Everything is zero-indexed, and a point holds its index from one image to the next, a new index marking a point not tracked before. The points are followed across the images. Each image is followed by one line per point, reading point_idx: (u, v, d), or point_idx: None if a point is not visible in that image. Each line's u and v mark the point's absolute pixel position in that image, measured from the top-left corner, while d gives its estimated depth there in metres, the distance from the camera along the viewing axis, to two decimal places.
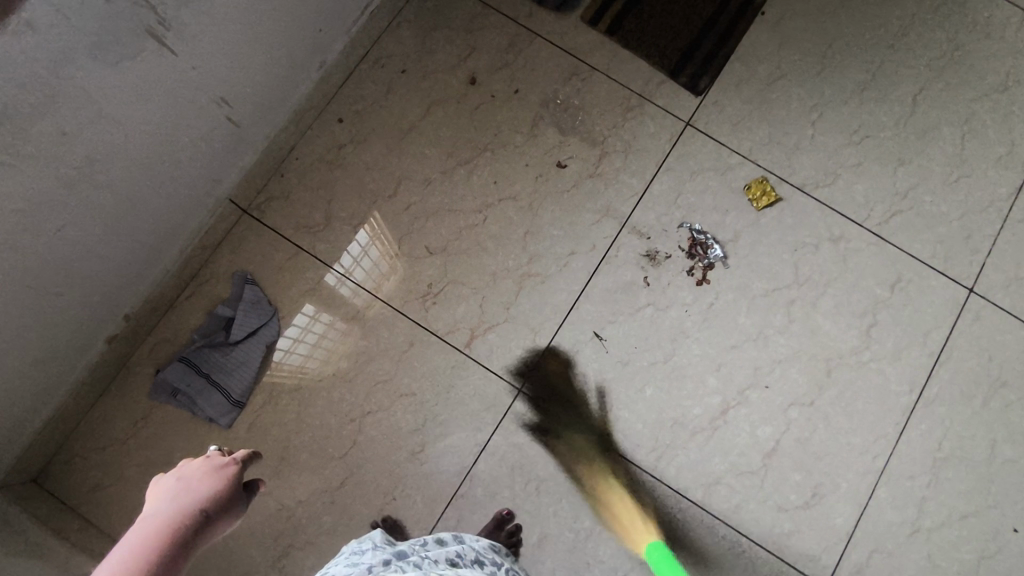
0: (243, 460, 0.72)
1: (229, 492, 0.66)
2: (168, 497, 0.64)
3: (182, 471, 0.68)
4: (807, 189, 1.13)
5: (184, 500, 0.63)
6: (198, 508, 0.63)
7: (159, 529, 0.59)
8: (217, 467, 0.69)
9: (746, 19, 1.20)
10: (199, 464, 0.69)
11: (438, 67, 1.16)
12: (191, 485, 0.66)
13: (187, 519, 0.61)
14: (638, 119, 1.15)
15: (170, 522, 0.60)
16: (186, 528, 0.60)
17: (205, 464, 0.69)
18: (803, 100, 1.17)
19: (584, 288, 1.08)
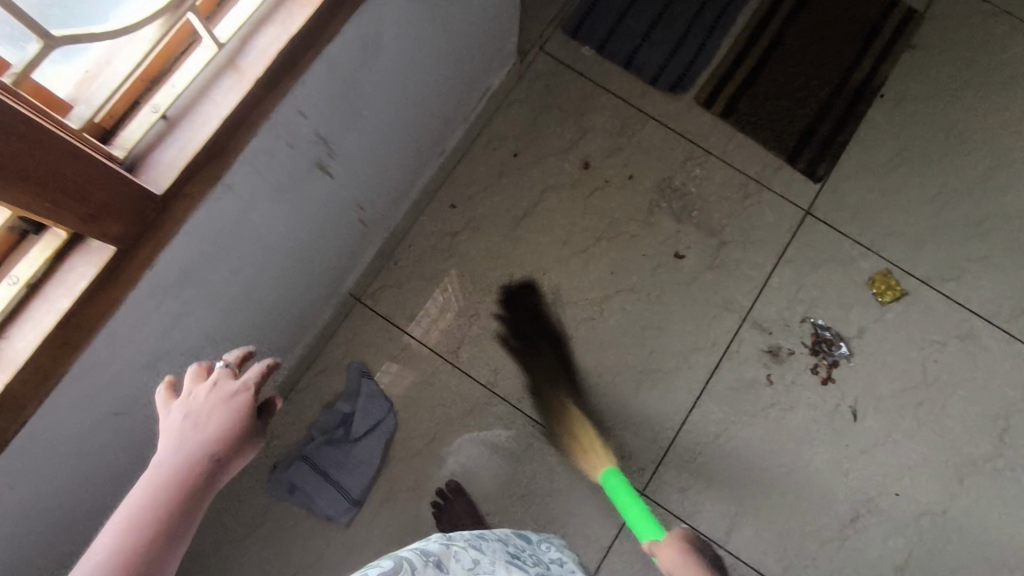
0: (257, 377, 0.51)
1: (242, 415, 0.48)
2: (174, 436, 0.47)
3: (184, 398, 0.49)
4: (933, 282, 1.09)
5: (189, 444, 0.47)
6: (208, 450, 0.47)
7: (156, 500, 0.44)
8: (219, 394, 0.49)
9: (865, 102, 1.16)
10: (204, 386, 0.50)
11: (551, 150, 1.14)
12: (198, 421, 0.48)
13: (193, 473, 0.46)
14: (757, 207, 1.12)
15: (174, 487, 0.45)
16: (195, 486, 0.46)
17: (209, 388, 0.49)
18: (926, 189, 1.13)
19: (705, 384, 1.06)
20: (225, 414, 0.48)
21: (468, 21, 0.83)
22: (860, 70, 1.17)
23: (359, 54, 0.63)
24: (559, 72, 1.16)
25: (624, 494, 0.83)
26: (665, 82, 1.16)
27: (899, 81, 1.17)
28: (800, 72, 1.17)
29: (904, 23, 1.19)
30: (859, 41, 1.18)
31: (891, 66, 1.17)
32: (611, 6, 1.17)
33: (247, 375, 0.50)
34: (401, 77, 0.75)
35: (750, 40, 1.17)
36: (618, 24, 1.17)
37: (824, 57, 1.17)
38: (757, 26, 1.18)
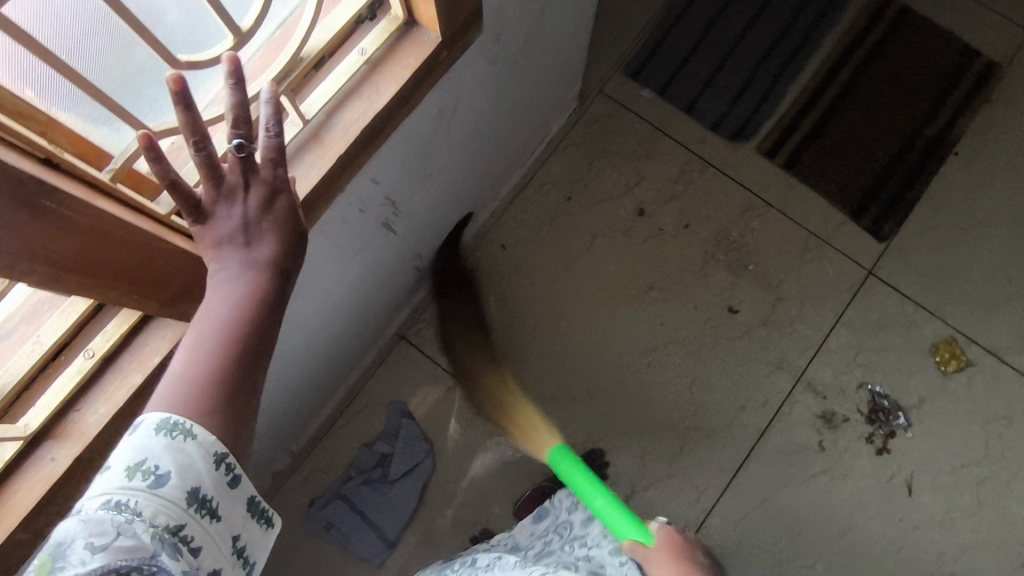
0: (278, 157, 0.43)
1: (293, 211, 0.45)
2: (229, 254, 0.44)
3: (222, 209, 0.43)
4: (1001, 354, 1.04)
5: (250, 256, 0.44)
6: (271, 257, 0.45)
7: (210, 381, 0.43)
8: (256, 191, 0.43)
9: (938, 158, 1.11)
10: (232, 183, 0.43)
11: (605, 195, 1.12)
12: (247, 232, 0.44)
13: (266, 278, 0.45)
14: (817, 264, 1.08)
15: (231, 356, 0.44)
16: (268, 296, 0.45)
17: (226, 246, 0.44)
18: (999, 253, 1.08)
19: (753, 447, 1.02)
20: (278, 214, 0.44)
21: (536, 73, 0.82)
22: (935, 124, 1.12)
23: (433, 118, 0.62)
24: (617, 117, 1.15)
25: (578, 477, 0.86)
26: (726, 130, 1.14)
27: (976, 137, 1.12)
28: (869, 124, 1.12)
29: (986, 78, 1.13)
30: (936, 93, 1.13)
31: (970, 122, 1.12)
32: (674, 52, 1.17)
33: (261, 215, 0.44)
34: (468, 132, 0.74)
35: (818, 90, 1.14)
36: (681, 70, 1.16)
37: (896, 110, 1.13)
38: (825, 75, 1.15)
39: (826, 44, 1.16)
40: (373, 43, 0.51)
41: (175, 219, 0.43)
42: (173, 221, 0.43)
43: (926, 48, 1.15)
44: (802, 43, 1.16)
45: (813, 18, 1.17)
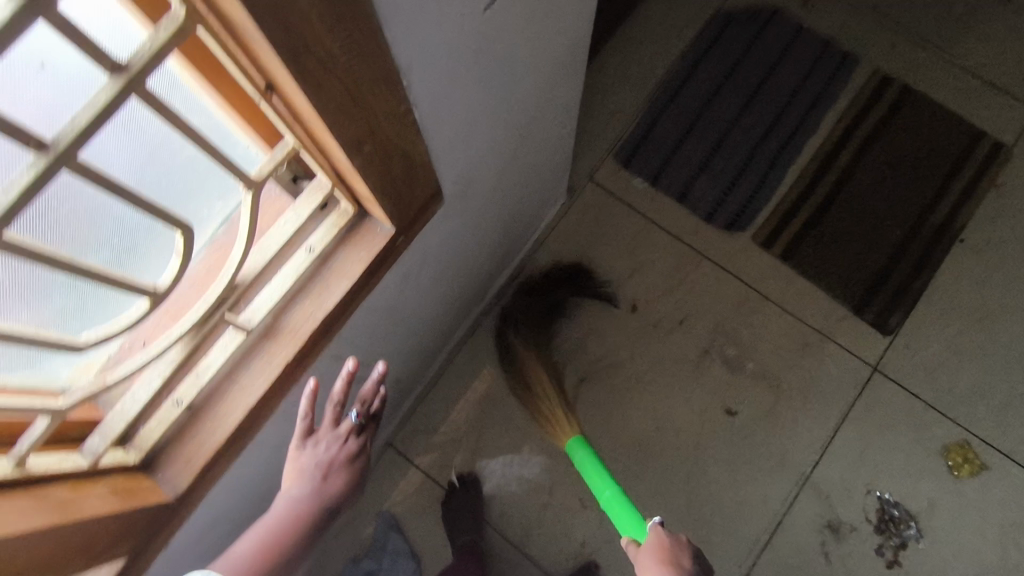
0: (365, 444, 0.60)
1: (357, 478, 0.59)
2: (309, 477, 0.57)
3: (324, 439, 0.58)
4: (1018, 457, 0.99)
5: (322, 487, 0.57)
6: (334, 497, 0.57)
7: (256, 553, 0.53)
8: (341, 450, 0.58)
9: (945, 245, 1.06)
10: (330, 436, 0.58)
11: (596, 288, 1.08)
12: (329, 469, 0.58)
13: (321, 510, 0.57)
14: (818, 360, 1.04)
15: (280, 536, 0.54)
16: (313, 522, 0.56)
17: (318, 455, 0.58)
18: (1011, 347, 1.03)
19: (757, 559, 0.97)
20: (344, 470, 0.58)
21: (515, 195, 0.79)
22: (940, 209, 1.08)
23: (397, 282, 0.60)
24: (608, 206, 1.12)
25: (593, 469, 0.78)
26: (722, 219, 1.10)
27: (983, 224, 1.07)
28: (871, 210, 1.08)
29: (989, 159, 1.09)
30: (940, 178, 1.09)
31: (976, 207, 1.08)
32: (666, 137, 1.13)
33: (348, 450, 0.59)
34: (443, 270, 0.72)
35: (816, 174, 1.10)
36: (673, 156, 1.12)
37: (898, 195, 1.09)
38: (823, 159, 1.11)
39: (823, 127, 1.13)
40: (322, 239, 0.48)
41: (100, 463, 0.42)
42: (97, 465, 0.42)
43: (926, 129, 1.11)
44: (799, 125, 1.12)
45: (809, 99, 1.13)
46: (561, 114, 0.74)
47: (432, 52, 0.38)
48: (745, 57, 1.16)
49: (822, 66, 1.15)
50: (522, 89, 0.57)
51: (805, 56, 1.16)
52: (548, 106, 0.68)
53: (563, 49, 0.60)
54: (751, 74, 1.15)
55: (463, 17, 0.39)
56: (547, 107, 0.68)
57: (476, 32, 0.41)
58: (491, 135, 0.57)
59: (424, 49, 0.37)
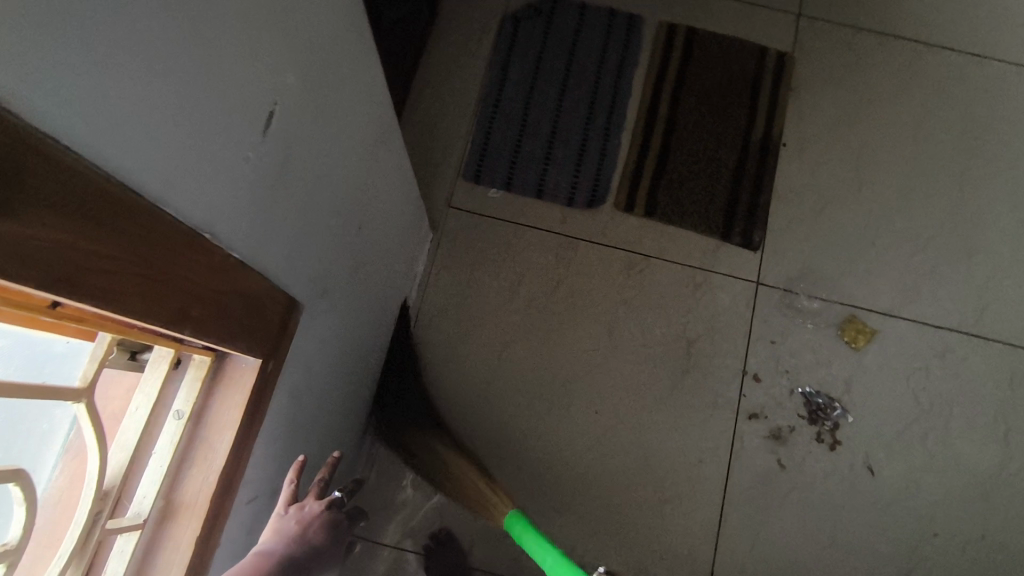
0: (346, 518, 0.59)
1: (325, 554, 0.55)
2: (285, 534, 0.54)
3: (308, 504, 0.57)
4: (896, 311, 1.11)
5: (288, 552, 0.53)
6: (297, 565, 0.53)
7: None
8: (322, 515, 0.57)
9: (772, 156, 1.17)
10: (316, 503, 0.57)
11: (493, 306, 1.10)
12: (310, 529, 0.55)
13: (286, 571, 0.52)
14: (710, 294, 1.11)
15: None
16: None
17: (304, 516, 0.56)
18: (856, 221, 1.15)
19: (725, 493, 1.03)
20: (325, 530, 0.56)
21: (380, 257, 0.78)
22: (755, 127, 1.19)
23: (288, 401, 0.58)
24: (475, 226, 1.13)
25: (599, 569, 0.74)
26: (581, 200, 1.14)
27: (795, 125, 1.19)
28: (702, 146, 1.18)
29: (781, 69, 1.21)
30: (747, 100, 1.20)
31: (784, 113, 1.20)
32: (503, 144, 1.17)
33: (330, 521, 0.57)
34: (334, 361, 0.69)
35: (646, 132, 1.18)
36: (516, 158, 1.16)
37: (718, 126, 1.19)
38: (646, 116, 1.19)
39: (636, 88, 1.21)
40: (187, 399, 0.46)
41: None
42: None
43: (721, 60, 1.22)
44: (614, 94, 1.20)
45: (614, 69, 1.22)
46: (396, 169, 0.73)
47: (223, 194, 0.37)
48: (545, 49, 1.22)
49: (615, 35, 1.23)
50: (343, 172, 0.56)
51: (597, 30, 1.23)
52: (379, 169, 0.67)
53: (372, 117, 0.60)
54: (556, 62, 1.22)
55: (245, 149, 0.38)
56: (378, 171, 0.67)
57: (267, 153, 0.41)
58: (328, 226, 0.56)
59: (211, 196, 0.36)
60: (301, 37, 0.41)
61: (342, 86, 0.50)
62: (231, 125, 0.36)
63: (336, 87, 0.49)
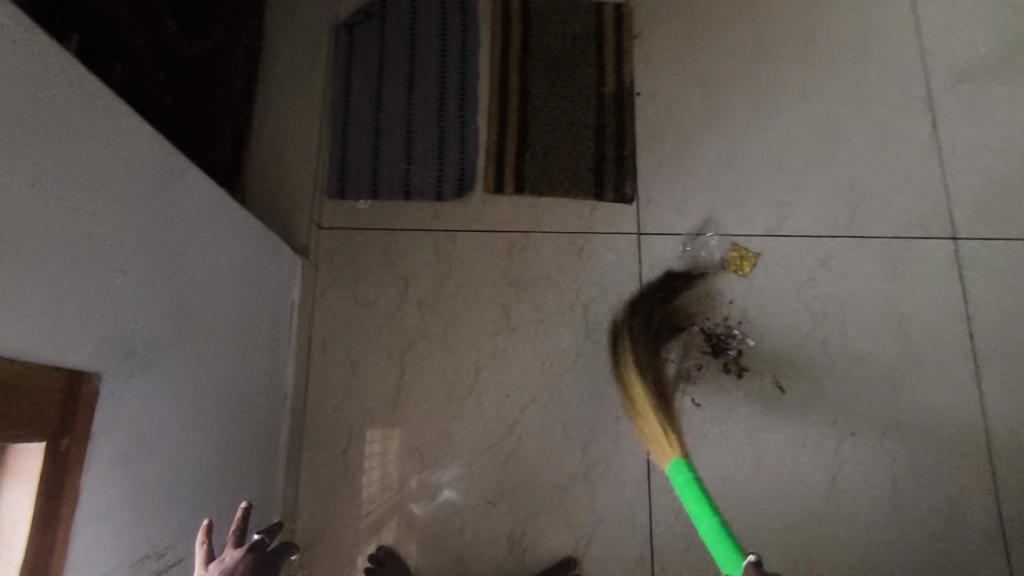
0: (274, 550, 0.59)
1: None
2: None
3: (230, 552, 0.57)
4: (773, 231, 1.13)
5: None
6: None
7: None
8: (245, 559, 0.56)
9: (628, 107, 1.18)
10: (233, 551, 0.57)
11: (385, 317, 1.09)
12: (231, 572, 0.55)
13: None
14: (594, 255, 1.11)
15: None
16: None
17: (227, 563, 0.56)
18: (720, 152, 1.17)
19: (648, 443, 1.04)
20: (251, 574, 0.56)
21: (229, 299, 0.75)
22: (606, 81, 1.19)
23: (118, 472, 0.55)
24: (351, 241, 1.12)
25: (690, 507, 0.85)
26: (449, 192, 1.14)
27: (644, 71, 1.20)
28: (559, 111, 1.18)
29: (619, 20, 1.22)
30: (592, 56, 1.20)
31: (631, 61, 1.20)
32: (362, 154, 1.15)
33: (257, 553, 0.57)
34: (187, 415, 0.67)
35: (500, 110, 1.18)
36: (377, 165, 1.15)
37: (571, 88, 1.19)
38: (498, 93, 1.18)
39: (482, 69, 1.20)
40: None
41: None
42: None
43: (560, 23, 1.22)
44: (462, 79, 1.19)
45: (458, 54, 1.20)
46: (215, 207, 0.71)
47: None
48: (385, 49, 1.20)
49: (451, 20, 1.22)
50: (112, 226, 0.53)
51: (432, 19, 1.22)
52: (184, 211, 0.64)
53: (143, 163, 0.57)
54: (398, 60, 1.20)
55: None
56: (184, 213, 0.64)
57: None
58: (109, 285, 0.53)
59: None
60: None
61: (66, 145, 0.48)
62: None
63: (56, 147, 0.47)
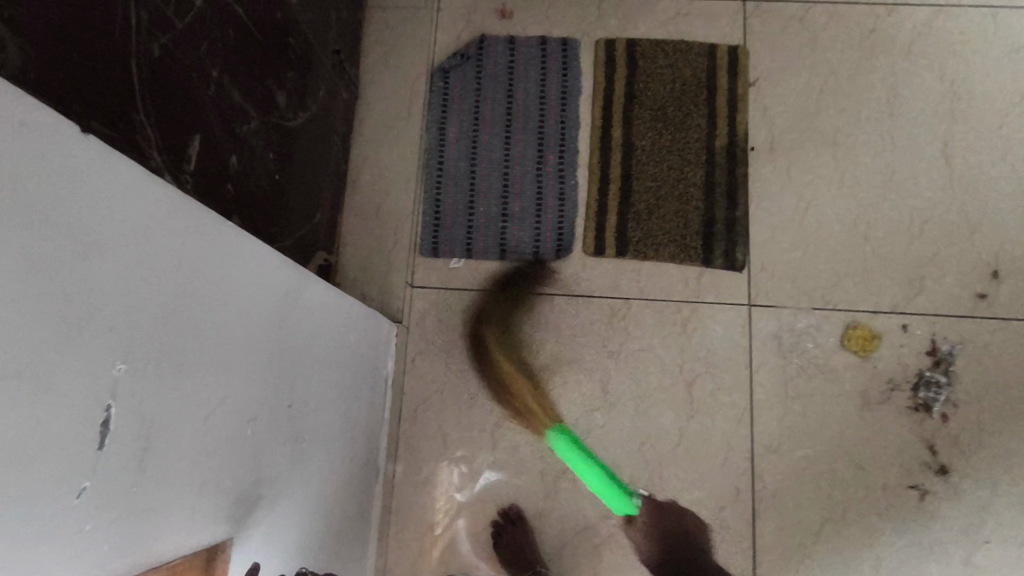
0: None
1: None
2: None
3: None
4: (902, 308, 1.03)
5: None
6: None
7: None
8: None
9: (741, 163, 1.09)
10: None
11: (476, 385, 1.04)
12: None
13: None
14: (701, 326, 1.04)
15: None
16: None
17: None
18: (843, 217, 1.06)
19: (753, 537, 0.97)
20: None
21: (338, 398, 0.73)
22: (718, 135, 1.10)
23: None
24: (443, 302, 1.07)
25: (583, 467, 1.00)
26: (548, 252, 1.07)
27: (761, 123, 1.10)
28: (666, 166, 1.09)
29: (733, 66, 1.12)
30: (704, 106, 1.11)
31: (747, 112, 1.11)
32: (456, 208, 1.09)
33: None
34: (309, 538, 0.64)
35: (603, 165, 1.10)
36: (472, 221, 1.09)
37: (679, 142, 1.10)
38: (600, 146, 1.11)
39: (584, 118, 1.12)
40: None
41: None
42: None
43: (668, 68, 1.12)
44: (562, 129, 1.12)
45: (559, 101, 1.13)
46: (327, 311, 0.67)
47: (41, 556, 0.30)
48: (481, 94, 1.13)
49: (551, 63, 1.14)
50: (249, 378, 0.49)
51: (532, 61, 1.14)
52: (303, 330, 0.61)
53: (269, 293, 0.53)
54: (495, 106, 1.13)
55: (76, 483, 0.32)
56: (301, 332, 0.60)
57: (116, 462, 0.35)
58: (241, 440, 0.49)
59: (62, 554, 0.32)
60: (146, 313, 0.37)
61: (208, 297, 0.43)
62: (32, 491, 0.29)
63: (199, 304, 0.42)
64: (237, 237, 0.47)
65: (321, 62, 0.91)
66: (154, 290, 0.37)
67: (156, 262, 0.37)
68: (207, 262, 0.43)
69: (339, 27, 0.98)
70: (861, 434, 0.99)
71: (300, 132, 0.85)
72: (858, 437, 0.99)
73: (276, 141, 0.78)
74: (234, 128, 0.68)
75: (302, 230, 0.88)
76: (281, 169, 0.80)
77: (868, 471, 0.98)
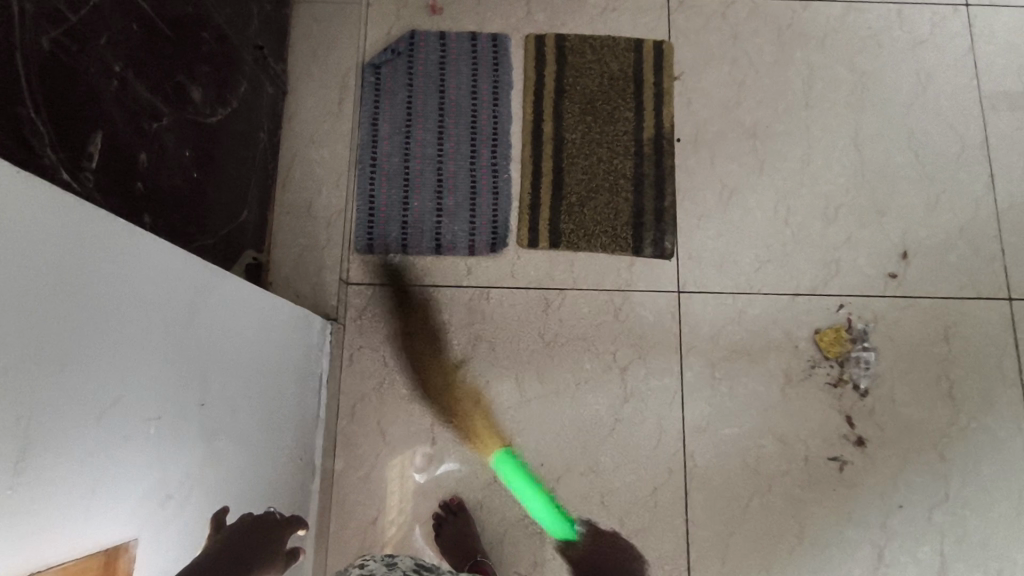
0: None
1: None
2: None
3: None
4: (820, 290, 1.08)
5: None
6: None
7: None
8: None
9: (667, 155, 1.12)
10: None
11: (414, 380, 1.04)
12: None
13: None
14: (633, 314, 1.07)
15: None
16: None
17: None
18: (764, 205, 1.11)
19: (686, 515, 1.00)
20: None
21: (262, 396, 0.72)
22: (645, 128, 1.13)
23: None
24: (378, 298, 1.07)
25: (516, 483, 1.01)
26: (482, 246, 1.09)
27: (685, 116, 1.14)
28: (596, 159, 1.12)
29: (659, 61, 1.15)
30: (631, 100, 1.14)
31: (672, 106, 1.14)
32: (390, 204, 1.09)
33: None
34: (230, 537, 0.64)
35: (534, 159, 1.12)
36: (406, 217, 1.09)
37: (608, 135, 1.12)
38: (531, 140, 1.12)
39: (515, 113, 1.14)
40: None
41: None
42: None
43: (596, 63, 1.15)
44: (494, 124, 1.13)
45: (490, 96, 1.14)
46: (246, 309, 0.67)
47: None
48: (412, 91, 1.13)
49: (481, 59, 1.15)
50: (151, 376, 0.49)
51: (462, 57, 1.15)
52: (217, 327, 0.60)
53: (174, 291, 0.53)
54: (427, 102, 1.13)
55: None
56: (215, 330, 0.60)
57: None
58: (144, 440, 0.49)
59: None
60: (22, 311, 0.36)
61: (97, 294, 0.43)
62: None
63: (86, 302, 0.42)
64: (135, 234, 0.47)
65: (242, 59, 0.90)
66: (30, 288, 0.37)
67: (34, 261, 0.37)
68: (98, 262, 0.43)
69: (261, 23, 0.97)
70: (784, 411, 1.04)
71: (219, 130, 0.83)
72: (781, 414, 1.04)
73: (191, 140, 0.77)
74: (143, 126, 0.67)
75: (225, 229, 0.87)
76: (199, 168, 0.79)
77: (791, 446, 1.03)
